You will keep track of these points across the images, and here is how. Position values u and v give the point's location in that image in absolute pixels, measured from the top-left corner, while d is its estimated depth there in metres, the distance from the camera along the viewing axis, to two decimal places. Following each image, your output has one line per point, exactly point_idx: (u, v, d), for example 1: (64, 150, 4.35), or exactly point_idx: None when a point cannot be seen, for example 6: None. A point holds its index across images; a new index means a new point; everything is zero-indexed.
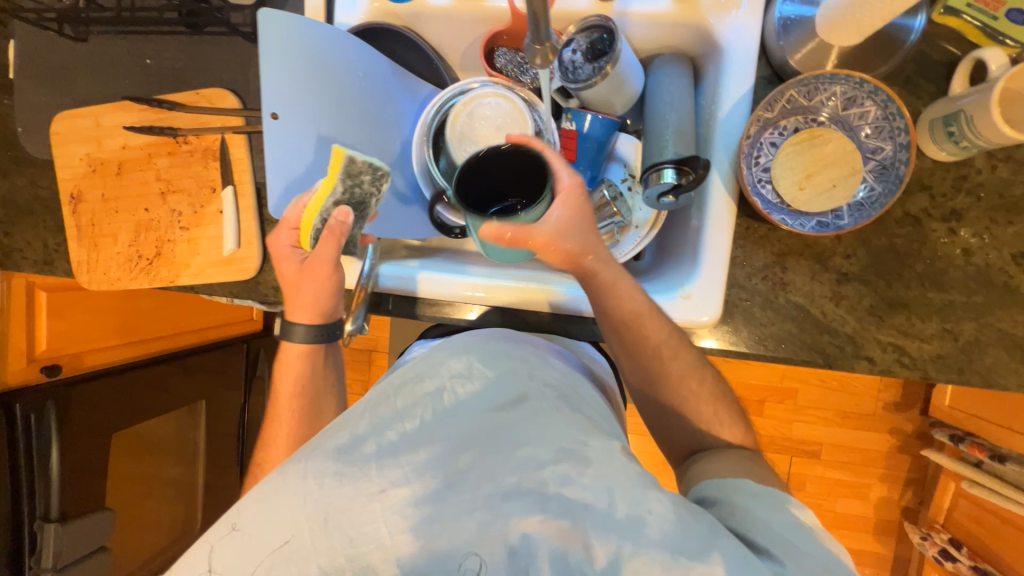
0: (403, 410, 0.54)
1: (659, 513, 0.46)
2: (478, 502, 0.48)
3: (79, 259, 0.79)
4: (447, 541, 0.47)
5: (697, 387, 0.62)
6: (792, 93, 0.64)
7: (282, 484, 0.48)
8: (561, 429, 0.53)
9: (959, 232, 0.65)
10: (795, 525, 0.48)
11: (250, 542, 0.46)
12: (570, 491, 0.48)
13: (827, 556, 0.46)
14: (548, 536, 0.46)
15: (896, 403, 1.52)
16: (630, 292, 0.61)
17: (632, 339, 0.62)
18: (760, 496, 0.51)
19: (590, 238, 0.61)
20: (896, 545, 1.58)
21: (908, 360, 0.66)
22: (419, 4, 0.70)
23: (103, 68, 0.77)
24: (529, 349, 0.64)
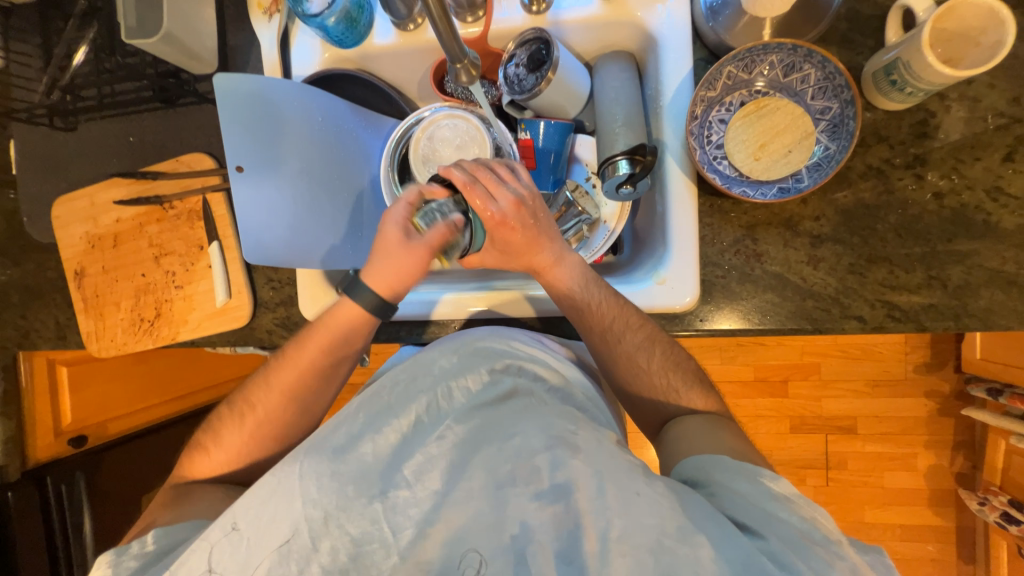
0: (396, 409, 0.56)
1: (648, 495, 0.46)
2: (475, 492, 0.50)
3: (88, 329, 0.84)
4: (447, 532, 0.49)
5: (645, 364, 0.65)
6: (730, 69, 0.65)
7: (279, 489, 0.50)
8: (551, 419, 0.54)
9: (925, 176, 0.64)
10: (768, 495, 0.49)
11: (252, 543, 0.48)
12: (562, 476, 0.49)
13: (804, 520, 0.46)
14: (544, 521, 0.48)
15: (926, 364, 1.45)
16: (575, 283, 0.65)
17: (588, 323, 0.65)
18: (737, 470, 0.52)
19: (533, 242, 0.64)
20: (958, 516, 1.47)
21: (900, 313, 0.64)
22: (366, 47, 0.75)
23: (91, 152, 0.83)
24: (517, 338, 0.63)
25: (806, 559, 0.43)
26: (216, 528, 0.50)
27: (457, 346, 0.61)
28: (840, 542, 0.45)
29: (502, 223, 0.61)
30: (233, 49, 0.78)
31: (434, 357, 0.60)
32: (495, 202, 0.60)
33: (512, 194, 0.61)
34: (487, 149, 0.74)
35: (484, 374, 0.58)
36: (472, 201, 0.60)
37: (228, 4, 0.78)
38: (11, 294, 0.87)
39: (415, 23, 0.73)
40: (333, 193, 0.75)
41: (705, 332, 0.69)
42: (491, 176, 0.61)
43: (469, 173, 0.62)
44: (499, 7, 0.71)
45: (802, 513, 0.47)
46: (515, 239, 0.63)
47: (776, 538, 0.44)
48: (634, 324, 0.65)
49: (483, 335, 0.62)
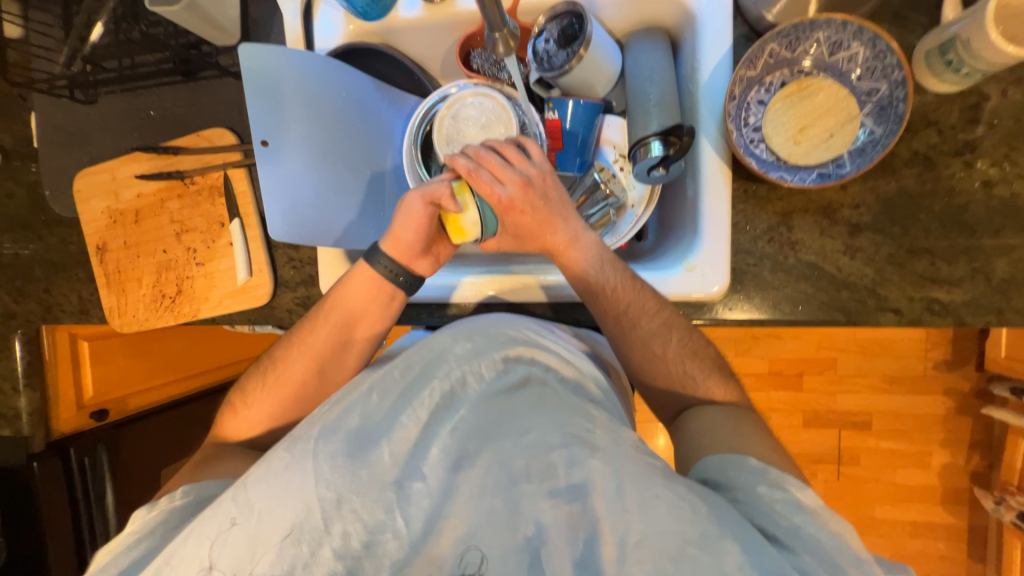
0: (411, 397, 0.53)
1: (668, 499, 0.44)
2: (488, 487, 0.49)
3: (110, 304, 0.84)
4: (458, 528, 0.48)
5: (659, 351, 0.64)
6: (774, 46, 0.62)
7: (292, 468, 0.48)
8: (568, 415, 0.52)
9: (975, 164, 0.61)
10: (797, 506, 0.47)
11: (259, 527, 0.46)
12: (580, 476, 0.48)
13: (834, 535, 0.45)
14: (558, 521, 0.47)
15: (946, 361, 1.42)
16: (592, 262, 0.63)
17: (603, 308, 0.63)
18: (763, 477, 0.50)
19: (545, 222, 0.63)
20: (971, 515, 1.46)
21: (939, 306, 0.62)
22: (392, 20, 0.73)
23: (111, 125, 0.82)
24: (533, 329, 0.61)
25: (832, 573, 0.42)
26: (222, 505, 0.47)
27: (472, 330, 0.59)
28: (868, 559, 0.44)
29: (511, 207, 0.62)
30: (254, 21, 0.76)
31: (445, 344, 0.58)
32: (503, 186, 0.61)
33: (518, 175, 0.62)
34: (513, 129, 0.72)
35: (499, 363, 0.56)
36: (479, 188, 0.61)
37: None
38: (35, 268, 0.87)
39: None
40: (357, 171, 0.74)
41: (731, 321, 0.67)
42: (496, 158, 0.62)
43: (473, 159, 0.62)
44: None
45: (830, 527, 0.46)
46: (524, 220, 0.63)
47: (810, 556, 0.43)
48: (651, 308, 0.63)
49: (497, 322, 0.61)
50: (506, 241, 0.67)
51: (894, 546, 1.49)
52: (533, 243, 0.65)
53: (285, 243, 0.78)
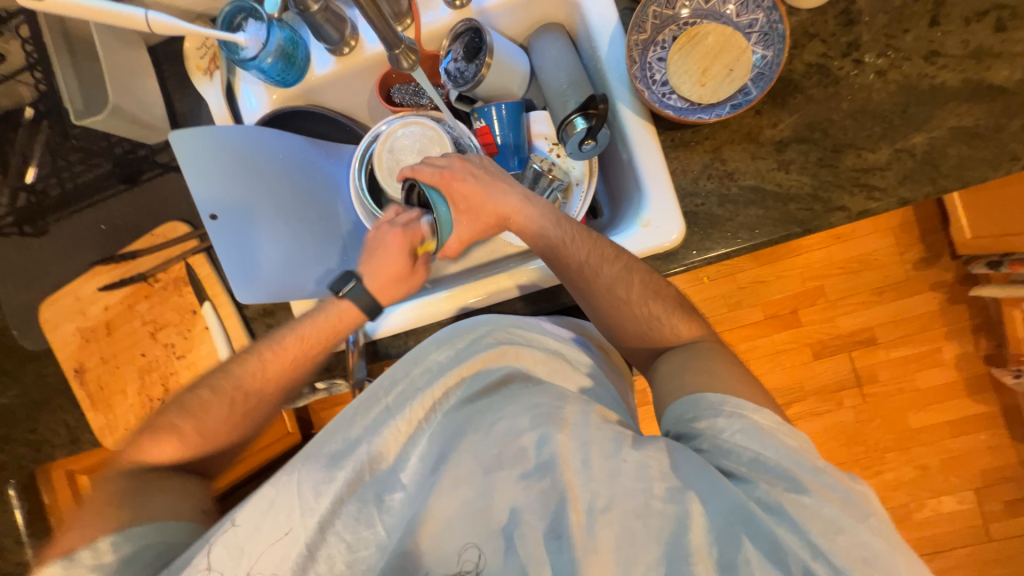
0: (394, 412, 0.55)
1: (637, 461, 0.45)
2: (463, 479, 0.48)
3: (99, 424, 0.82)
4: (435, 525, 0.47)
5: (625, 295, 0.62)
6: (655, 8, 0.69)
7: (277, 501, 0.49)
8: (539, 397, 0.52)
9: (863, 60, 0.66)
10: (755, 432, 0.47)
11: (251, 556, 0.47)
12: (548, 452, 0.47)
13: (790, 451, 0.45)
14: (531, 500, 0.46)
15: (922, 259, 1.46)
16: (544, 224, 0.66)
17: (566, 260, 0.63)
18: (721, 411, 0.49)
19: (490, 192, 0.67)
20: (1000, 398, 1.46)
21: (879, 193, 0.66)
22: (309, 80, 0.77)
23: (67, 249, 0.84)
24: (517, 323, 0.60)
25: (792, 492, 0.42)
26: (213, 548, 0.46)
27: (448, 335, 0.60)
28: (823, 463, 0.44)
29: (453, 182, 0.67)
30: (182, 115, 0.80)
31: (427, 352, 0.59)
32: (442, 166, 0.68)
33: (456, 159, 0.70)
34: (448, 146, 0.76)
35: (472, 362, 0.57)
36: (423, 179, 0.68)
37: (168, 74, 0.80)
38: (16, 410, 0.85)
39: (349, 45, 0.75)
40: (312, 225, 0.76)
41: (698, 262, 0.70)
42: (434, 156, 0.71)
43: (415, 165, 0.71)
44: (423, 11, 0.74)
45: (783, 440, 0.46)
46: (474, 192, 0.67)
47: (764, 482, 0.43)
48: (609, 255, 0.63)
49: (474, 323, 0.60)
50: (463, 227, 0.70)
51: (940, 451, 1.47)
52: (490, 213, 0.68)
53: (261, 312, 0.78)
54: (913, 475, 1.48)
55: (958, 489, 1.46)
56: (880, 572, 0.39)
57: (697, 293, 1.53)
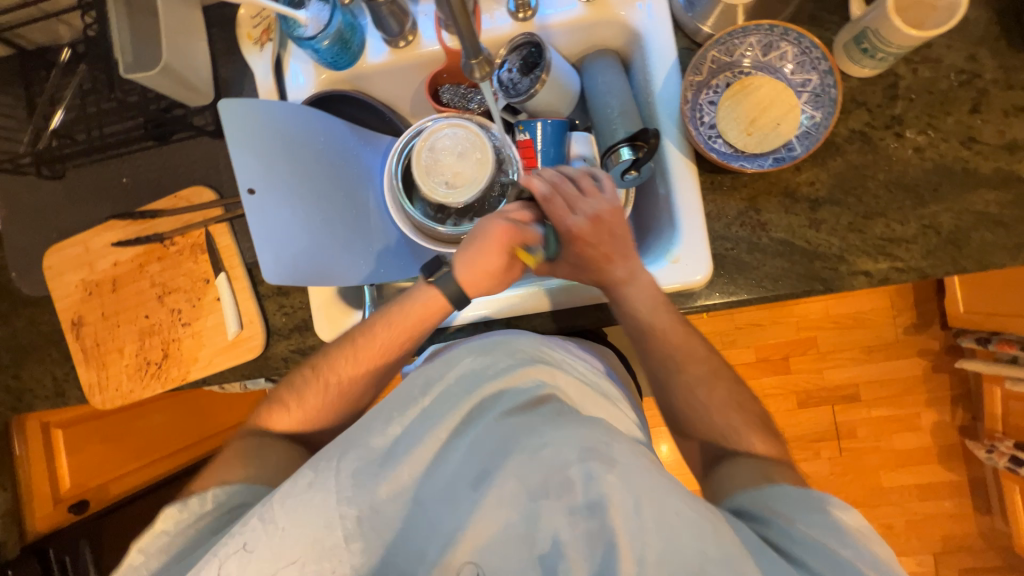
0: (432, 414, 0.52)
1: (688, 516, 0.41)
2: (505, 499, 0.44)
3: (90, 381, 0.80)
4: (474, 542, 0.43)
5: (702, 397, 0.65)
6: (713, 54, 0.71)
7: (314, 485, 0.46)
8: (585, 427, 0.47)
9: (905, 134, 0.69)
10: (836, 531, 0.46)
11: (275, 546, 0.44)
12: (596, 492, 0.42)
13: (870, 557, 0.44)
14: (577, 538, 0.42)
15: (913, 324, 1.51)
16: (643, 306, 0.66)
17: (654, 348, 0.67)
18: (806, 509, 0.49)
19: (610, 256, 0.66)
20: (969, 468, 1.50)
21: (903, 264, 0.68)
22: (360, 67, 0.77)
23: (83, 198, 0.81)
24: (548, 345, 0.63)
25: None
26: (252, 520, 0.45)
27: (491, 347, 0.60)
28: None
29: (579, 237, 0.65)
30: (225, 81, 0.79)
31: (463, 357, 0.59)
32: (574, 215, 0.66)
33: (591, 210, 0.66)
34: (490, 154, 0.75)
35: (516, 375, 0.55)
36: (553, 213, 0.67)
37: (217, 38, 0.79)
38: (2, 355, 0.82)
39: (406, 40, 0.75)
40: (343, 212, 0.75)
41: (719, 305, 0.71)
42: (574, 189, 0.67)
43: (552, 182, 0.68)
44: (484, 17, 0.75)
45: (869, 552, 0.45)
46: (590, 254, 0.66)
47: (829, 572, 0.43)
48: (699, 354, 0.67)
49: (515, 339, 0.62)
50: (564, 270, 0.69)
51: (906, 513, 1.51)
52: (594, 275, 0.67)
53: (276, 291, 0.77)
54: (878, 533, 1.51)
55: (918, 552, 1.50)
56: None
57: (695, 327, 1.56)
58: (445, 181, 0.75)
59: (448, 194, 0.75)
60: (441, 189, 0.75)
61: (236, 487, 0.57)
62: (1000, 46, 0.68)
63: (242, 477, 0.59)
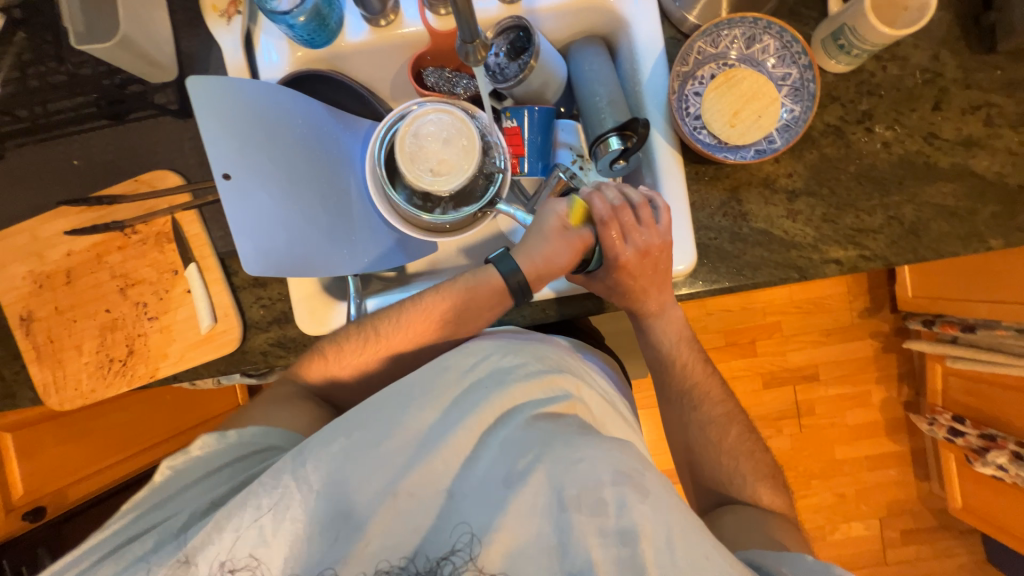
0: (461, 408, 0.53)
1: (718, 561, 0.43)
2: (537, 509, 0.46)
3: (44, 381, 0.74)
4: (504, 550, 0.45)
5: (716, 440, 0.70)
6: (700, 44, 0.72)
7: (348, 455, 0.49)
8: (619, 450, 0.49)
9: (874, 129, 0.72)
10: None
11: (310, 509, 0.47)
12: (628, 519, 0.45)
13: None
14: (606, 560, 0.44)
15: (867, 308, 1.61)
16: (669, 340, 0.73)
17: (672, 381, 0.73)
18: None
19: (643, 292, 0.68)
20: (911, 440, 1.64)
21: (870, 253, 0.72)
22: (339, 46, 0.73)
23: (27, 182, 0.74)
24: (572, 357, 0.62)
25: None
26: (284, 476, 0.48)
27: (520, 347, 0.59)
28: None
29: (624, 267, 0.66)
30: (188, 56, 0.73)
31: (490, 354, 0.58)
32: (626, 245, 0.65)
33: (643, 242, 0.65)
34: (477, 142, 0.73)
35: (545, 382, 0.56)
36: (604, 239, 0.66)
37: (177, 8, 0.73)
38: None
39: (388, 19, 0.72)
40: (324, 199, 0.72)
41: (701, 292, 0.73)
42: (632, 218, 0.65)
43: (613, 205, 0.66)
44: None
45: None
46: (629, 284, 0.68)
47: None
48: (717, 397, 0.72)
49: (539, 342, 0.62)
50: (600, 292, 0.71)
51: (857, 482, 1.64)
52: (627, 305, 0.70)
53: (252, 283, 0.74)
54: (832, 501, 1.64)
55: (866, 517, 1.63)
56: None
57: None
58: (430, 168, 0.72)
59: (435, 181, 0.72)
60: (427, 177, 0.72)
61: (269, 430, 0.59)
62: (960, 46, 0.72)
63: (272, 422, 0.61)
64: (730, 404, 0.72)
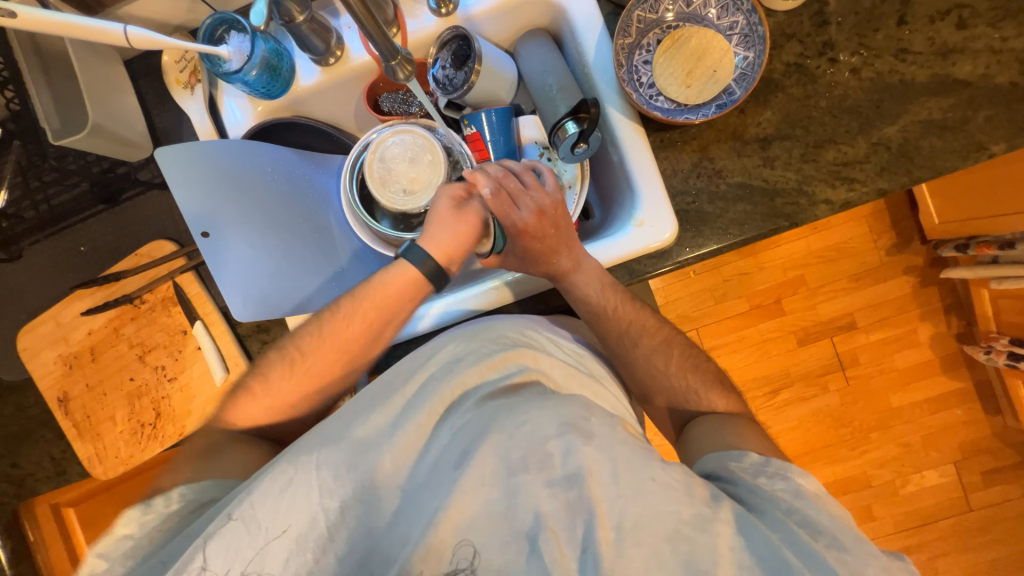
0: (414, 405, 0.55)
1: (663, 482, 0.45)
2: (487, 478, 0.47)
3: (88, 454, 0.79)
4: (458, 522, 0.46)
5: (670, 382, 0.67)
6: (639, 13, 0.72)
7: (294, 481, 0.48)
8: (563, 404, 0.51)
9: (838, 58, 0.69)
10: (799, 492, 0.48)
11: (256, 538, 0.46)
12: (575, 464, 0.47)
13: (835, 517, 0.45)
14: (556, 508, 0.46)
15: (894, 245, 1.52)
16: (593, 291, 0.67)
17: (608, 327, 0.68)
18: (764, 470, 0.51)
19: (552, 249, 0.67)
20: (972, 374, 1.52)
21: (858, 184, 0.69)
22: (295, 91, 0.76)
23: (46, 275, 0.81)
24: (531, 328, 0.64)
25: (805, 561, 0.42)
26: (230, 523, 0.46)
27: (473, 334, 0.62)
28: (870, 542, 0.44)
29: (524, 230, 0.67)
30: (164, 130, 0.78)
31: (443, 345, 0.62)
32: (518, 210, 0.67)
33: (534, 205, 0.68)
34: (441, 154, 0.75)
35: (498, 361, 0.58)
36: (496, 210, 0.67)
37: (146, 89, 0.78)
38: None
39: (335, 56, 0.74)
40: (304, 237, 0.75)
41: (691, 259, 0.71)
42: (517, 184, 0.68)
43: (495, 178, 0.69)
44: (408, 19, 0.74)
45: (831, 510, 0.46)
46: (536, 246, 0.67)
47: (782, 519, 0.45)
48: (650, 326, 0.69)
49: (494, 324, 0.64)
50: (512, 263, 0.70)
51: (920, 428, 1.54)
52: (542, 268, 0.68)
53: (255, 329, 0.77)
54: (897, 452, 1.54)
55: (938, 463, 1.53)
56: None
57: (684, 287, 1.57)
58: (402, 188, 0.75)
59: (408, 201, 0.75)
60: (400, 197, 0.75)
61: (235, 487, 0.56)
62: None
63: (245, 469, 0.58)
64: (666, 330, 0.70)
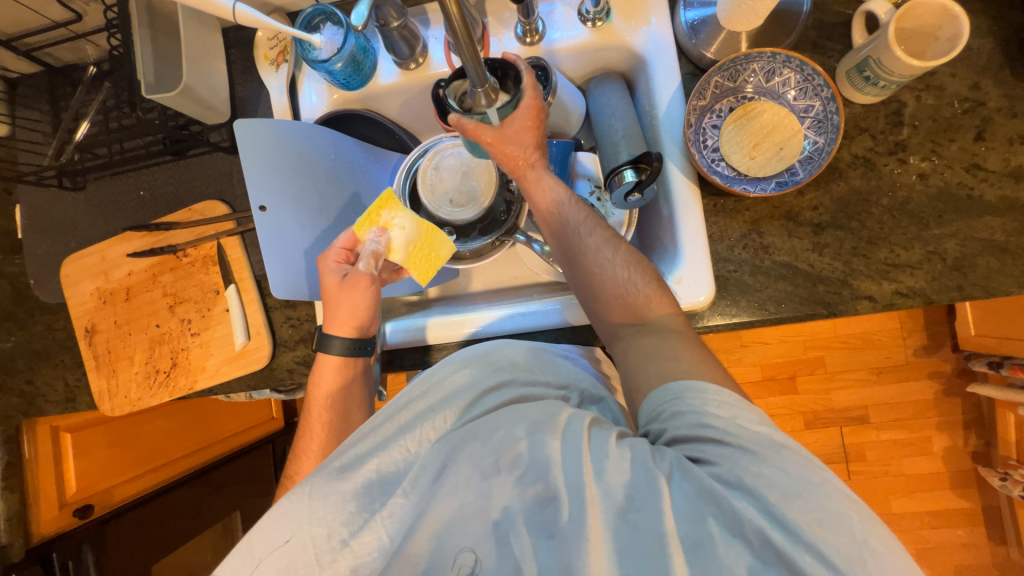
0: (408, 428, 0.54)
1: (618, 458, 0.46)
2: (461, 484, 0.47)
3: (100, 387, 0.82)
4: (435, 526, 0.46)
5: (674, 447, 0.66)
6: (717, 79, 0.72)
7: (287, 507, 0.49)
8: (534, 407, 0.51)
9: (908, 160, 0.69)
10: (713, 421, 0.47)
11: (258, 546, 0.49)
12: (542, 457, 0.47)
13: (748, 430, 0.46)
14: (526, 502, 0.45)
15: (923, 346, 1.48)
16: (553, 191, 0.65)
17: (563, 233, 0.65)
18: (682, 398, 0.50)
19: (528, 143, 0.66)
20: (982, 495, 1.45)
21: (907, 289, 0.68)
22: (371, 87, 0.79)
23: (101, 211, 0.84)
24: (527, 352, 0.62)
25: (733, 487, 0.43)
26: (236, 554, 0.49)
27: (470, 358, 0.60)
28: (783, 443, 0.45)
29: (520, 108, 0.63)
30: (242, 100, 0.82)
31: (447, 373, 0.59)
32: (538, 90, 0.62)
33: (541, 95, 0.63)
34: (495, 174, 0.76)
35: (486, 380, 0.57)
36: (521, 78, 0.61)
37: (235, 59, 0.82)
38: (17, 359, 0.84)
39: (417, 61, 0.77)
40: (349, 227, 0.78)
41: (722, 326, 0.71)
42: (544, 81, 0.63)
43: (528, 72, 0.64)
44: (492, 41, 0.77)
45: (744, 421, 0.47)
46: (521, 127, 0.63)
47: (720, 457, 0.45)
48: (609, 230, 0.63)
49: (490, 347, 0.62)
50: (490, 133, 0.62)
51: (915, 539, 1.47)
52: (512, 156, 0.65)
53: (282, 304, 0.78)
54: None
55: None
56: (812, 493, 0.41)
57: None
58: (449, 199, 0.76)
59: (453, 211, 0.76)
60: (446, 207, 0.76)
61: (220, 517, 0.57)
62: (1004, 75, 0.68)
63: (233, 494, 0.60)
64: None
